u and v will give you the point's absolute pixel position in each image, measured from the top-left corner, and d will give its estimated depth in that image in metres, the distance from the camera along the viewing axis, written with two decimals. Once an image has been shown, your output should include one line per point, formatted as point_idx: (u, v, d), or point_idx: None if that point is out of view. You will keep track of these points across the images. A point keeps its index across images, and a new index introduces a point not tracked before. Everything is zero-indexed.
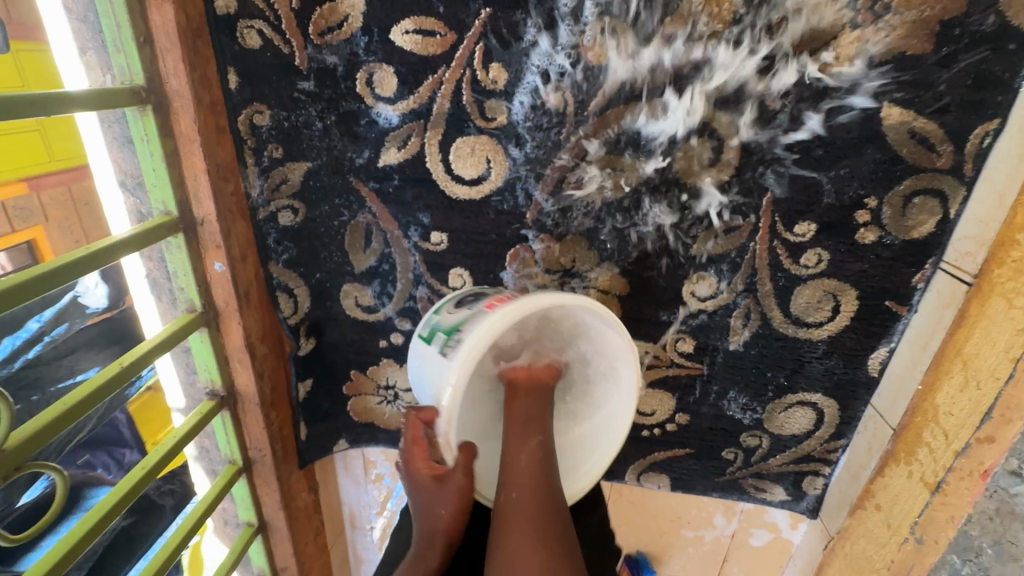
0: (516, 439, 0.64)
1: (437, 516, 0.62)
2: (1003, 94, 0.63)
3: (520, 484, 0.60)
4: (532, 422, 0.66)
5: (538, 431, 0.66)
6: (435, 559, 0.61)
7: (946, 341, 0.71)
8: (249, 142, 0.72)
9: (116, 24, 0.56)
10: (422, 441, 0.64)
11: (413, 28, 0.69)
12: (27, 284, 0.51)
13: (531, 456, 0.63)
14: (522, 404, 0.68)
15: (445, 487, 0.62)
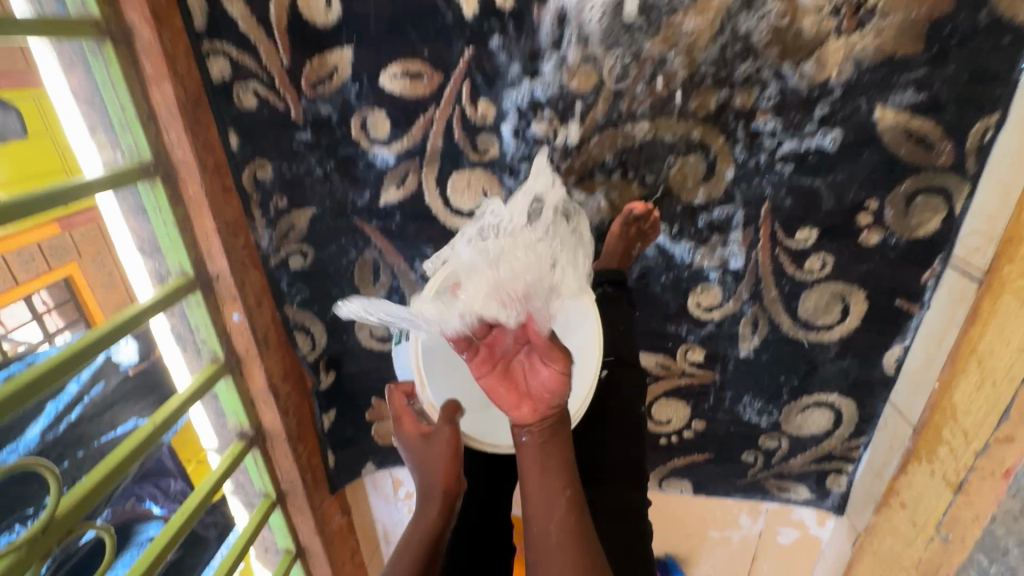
0: (541, 507, 0.54)
1: (432, 473, 0.65)
2: (1001, 88, 0.61)
3: (548, 555, 0.52)
4: (553, 478, 0.54)
5: (564, 488, 0.54)
6: (433, 513, 0.64)
7: (961, 338, 0.70)
8: (255, 197, 0.75)
9: (121, 107, 0.59)
10: (407, 410, 0.68)
11: (400, 72, 0.70)
12: (66, 362, 0.56)
13: (563, 523, 0.53)
14: (535, 454, 0.54)
15: (433, 443, 0.65)
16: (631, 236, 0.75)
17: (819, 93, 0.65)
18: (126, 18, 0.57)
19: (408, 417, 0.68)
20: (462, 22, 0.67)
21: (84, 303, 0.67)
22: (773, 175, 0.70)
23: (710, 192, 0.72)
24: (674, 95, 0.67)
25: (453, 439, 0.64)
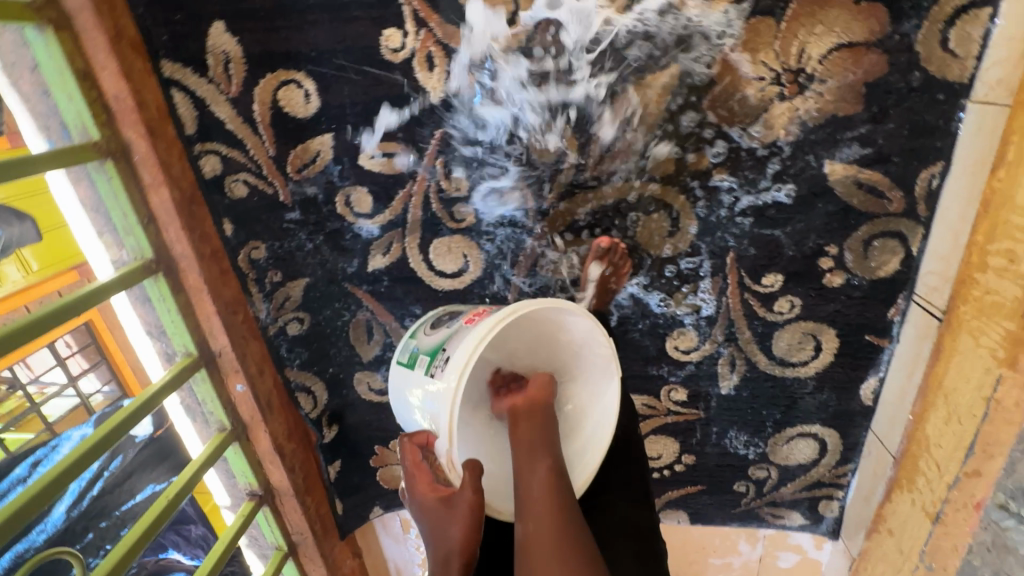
0: (527, 469, 0.64)
1: (449, 538, 0.61)
2: (941, 140, 0.65)
3: (534, 513, 0.60)
4: (536, 450, 0.66)
5: (544, 457, 0.65)
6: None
7: (928, 372, 0.72)
8: (251, 274, 0.80)
9: (123, 214, 0.65)
10: (421, 465, 0.66)
11: (378, 153, 0.76)
12: (97, 445, 0.64)
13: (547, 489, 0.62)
14: (521, 429, 0.68)
15: (454, 509, 0.62)
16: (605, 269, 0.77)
17: (770, 151, 0.68)
18: (124, 135, 0.62)
19: (423, 474, 0.66)
20: (431, 106, 0.72)
21: (103, 344, 0.77)
22: (734, 227, 0.74)
23: (676, 245, 0.76)
24: (635, 160, 0.71)
25: (474, 504, 0.61)
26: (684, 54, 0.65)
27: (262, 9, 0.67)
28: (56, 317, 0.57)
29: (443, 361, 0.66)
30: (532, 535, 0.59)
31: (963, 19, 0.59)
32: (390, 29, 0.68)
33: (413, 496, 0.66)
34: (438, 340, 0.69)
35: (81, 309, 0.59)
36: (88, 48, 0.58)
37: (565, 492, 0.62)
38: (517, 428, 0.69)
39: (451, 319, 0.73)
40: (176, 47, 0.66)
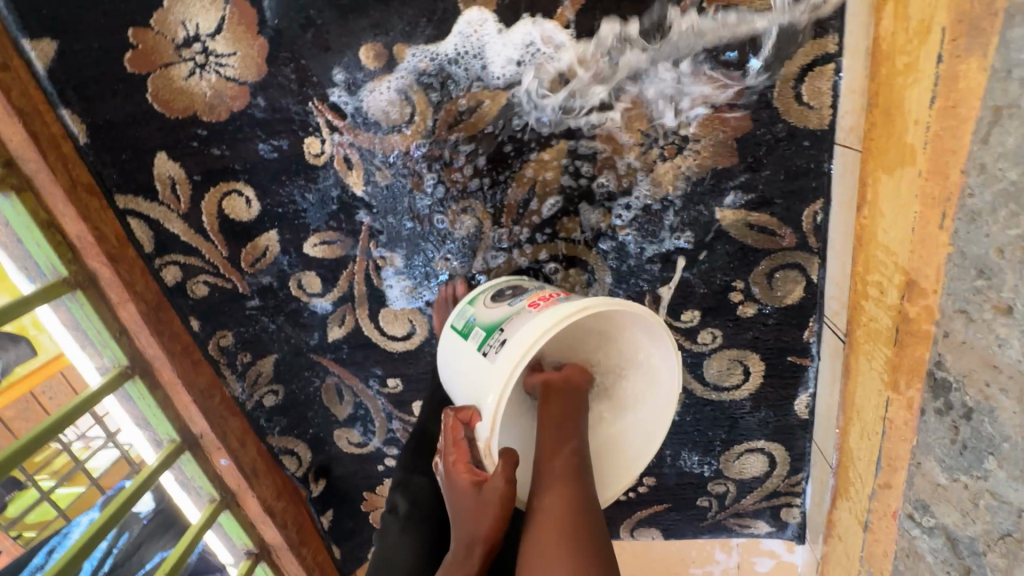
0: (550, 447, 0.56)
1: (476, 525, 0.55)
2: (817, 179, 0.69)
3: (547, 491, 0.53)
4: (563, 430, 0.57)
5: (571, 435, 0.57)
6: (469, 569, 0.55)
7: (844, 391, 0.77)
8: (223, 359, 0.89)
9: (98, 332, 0.75)
10: (461, 443, 0.57)
11: (319, 241, 0.83)
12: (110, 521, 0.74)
13: (566, 458, 0.55)
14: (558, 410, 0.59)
15: (484, 498, 0.55)
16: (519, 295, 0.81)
17: (664, 205, 0.74)
18: (89, 266, 0.73)
19: (462, 455, 0.57)
20: (357, 199, 0.79)
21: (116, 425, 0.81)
22: (646, 273, 0.79)
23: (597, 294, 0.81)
24: (547, 210, 0.76)
25: (508, 493, 0.54)
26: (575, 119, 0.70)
27: (197, 135, 0.75)
28: (61, 424, 0.69)
29: (498, 342, 0.59)
30: (542, 511, 0.52)
31: (812, 74, 0.64)
32: (310, 138, 0.76)
33: (443, 472, 0.58)
34: (499, 316, 0.61)
35: (79, 413, 0.71)
36: (50, 201, 0.69)
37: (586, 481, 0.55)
38: (545, 416, 0.59)
39: (515, 295, 0.65)
40: (126, 180, 0.75)
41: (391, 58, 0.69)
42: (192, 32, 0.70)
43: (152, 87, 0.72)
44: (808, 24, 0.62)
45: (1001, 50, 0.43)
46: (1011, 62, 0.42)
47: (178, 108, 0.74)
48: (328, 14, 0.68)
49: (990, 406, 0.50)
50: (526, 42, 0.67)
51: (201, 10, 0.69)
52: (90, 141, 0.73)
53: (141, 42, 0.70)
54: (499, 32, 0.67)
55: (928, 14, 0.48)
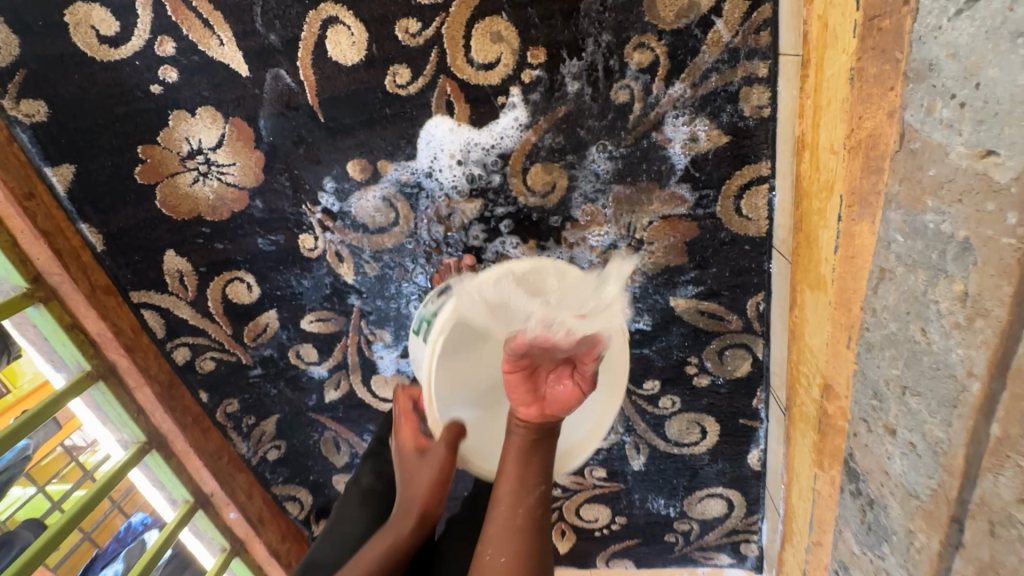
0: (512, 492, 0.58)
1: (415, 484, 0.63)
2: (758, 276, 0.78)
3: (501, 540, 0.56)
4: (531, 469, 0.59)
5: (537, 484, 0.59)
6: (406, 529, 0.61)
7: (787, 454, 0.86)
8: (229, 424, 0.97)
9: (118, 412, 0.84)
10: (410, 413, 0.70)
11: (315, 318, 0.92)
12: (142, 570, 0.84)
13: (529, 510, 0.57)
14: (520, 447, 0.60)
15: (426, 457, 0.64)
16: None
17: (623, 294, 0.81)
18: (108, 357, 0.81)
19: (407, 424, 0.69)
20: (348, 285, 0.88)
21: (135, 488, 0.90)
22: None
23: None
24: None
25: (447, 461, 0.62)
26: (541, 222, 0.77)
27: (202, 233, 0.83)
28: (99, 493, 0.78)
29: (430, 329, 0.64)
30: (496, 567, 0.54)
31: (749, 192, 0.71)
32: (304, 234, 0.84)
33: (396, 439, 0.69)
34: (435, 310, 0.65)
35: (109, 488, 0.80)
36: (73, 307, 0.77)
37: (541, 529, 0.57)
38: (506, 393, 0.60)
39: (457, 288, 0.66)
40: (139, 278, 0.83)
41: (375, 171, 0.77)
42: (195, 146, 0.78)
43: (160, 194, 0.79)
44: (744, 152, 0.69)
45: (882, 224, 0.51)
46: (890, 236, 0.50)
47: (185, 210, 0.81)
48: (316, 133, 0.75)
49: (884, 502, 0.59)
50: (493, 156, 0.74)
51: (203, 127, 0.76)
52: (106, 248, 0.80)
53: (149, 157, 0.77)
54: (473, 147, 0.74)
55: (830, 177, 0.56)
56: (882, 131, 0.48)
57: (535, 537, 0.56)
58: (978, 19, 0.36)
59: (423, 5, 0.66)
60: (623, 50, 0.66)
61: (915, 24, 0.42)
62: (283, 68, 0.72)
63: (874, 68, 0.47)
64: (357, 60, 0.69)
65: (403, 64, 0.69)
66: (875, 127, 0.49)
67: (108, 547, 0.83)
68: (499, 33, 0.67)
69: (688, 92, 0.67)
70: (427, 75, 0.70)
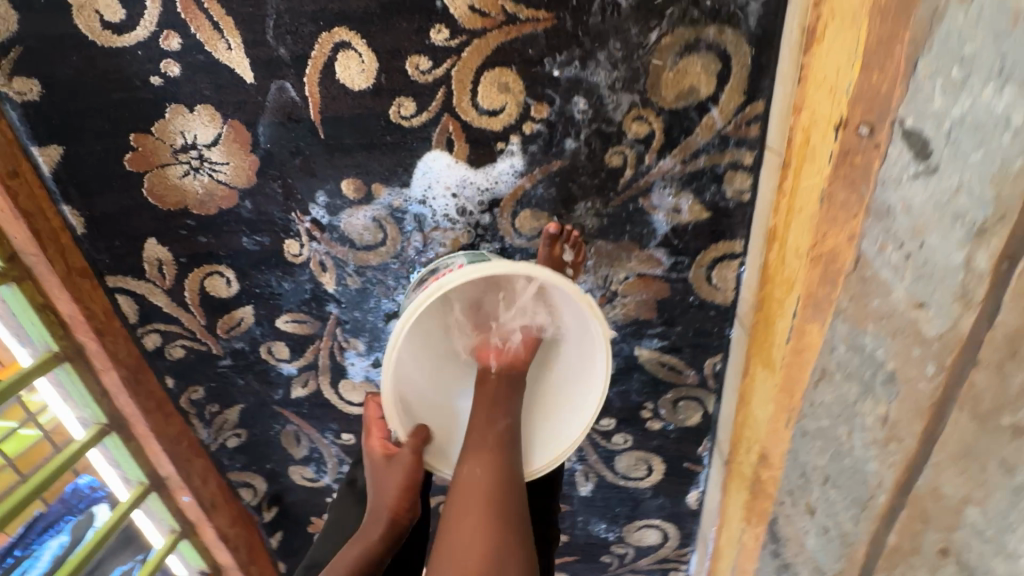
0: (482, 420, 0.64)
1: (384, 495, 0.67)
2: (718, 339, 0.83)
3: (476, 456, 0.61)
4: (497, 409, 0.65)
5: (504, 417, 0.64)
6: (375, 534, 0.67)
7: (722, 502, 0.92)
8: (192, 410, 0.98)
9: (81, 392, 0.84)
10: (378, 421, 0.73)
11: (291, 318, 0.93)
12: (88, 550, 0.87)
13: (497, 435, 0.62)
14: (489, 391, 0.67)
15: (393, 466, 0.67)
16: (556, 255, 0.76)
17: None
18: (77, 339, 0.82)
19: (377, 428, 0.72)
20: (328, 293, 0.89)
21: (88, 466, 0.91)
22: None
23: None
24: None
25: (413, 465, 0.66)
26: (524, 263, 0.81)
27: (186, 225, 0.83)
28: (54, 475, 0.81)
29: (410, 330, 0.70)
30: (465, 480, 0.59)
31: (721, 264, 0.76)
32: (290, 240, 0.85)
33: (366, 445, 0.72)
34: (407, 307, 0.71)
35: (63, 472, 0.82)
36: (47, 288, 0.78)
37: (512, 450, 0.62)
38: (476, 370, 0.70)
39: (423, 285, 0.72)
40: (117, 263, 0.83)
41: (369, 192, 0.78)
42: (189, 140, 0.77)
43: (148, 183, 0.79)
44: (722, 228, 0.73)
45: (828, 330, 0.56)
46: (834, 343, 0.56)
47: (171, 201, 0.81)
48: (315, 147, 0.76)
49: None
50: (486, 196, 0.76)
51: (199, 124, 0.76)
52: (87, 231, 0.80)
53: (140, 146, 0.76)
54: (469, 186, 0.76)
55: (791, 275, 0.61)
56: (839, 251, 0.53)
57: (507, 454, 0.61)
58: (931, 189, 0.41)
59: (436, 45, 0.67)
60: (622, 119, 0.68)
61: (882, 168, 0.46)
62: (289, 81, 0.72)
63: (841, 195, 0.51)
64: (365, 87, 0.70)
65: (409, 97, 0.70)
66: (835, 246, 0.53)
67: (52, 508, 0.84)
68: (507, 84, 0.68)
69: (679, 166, 0.70)
70: (431, 111, 0.71)
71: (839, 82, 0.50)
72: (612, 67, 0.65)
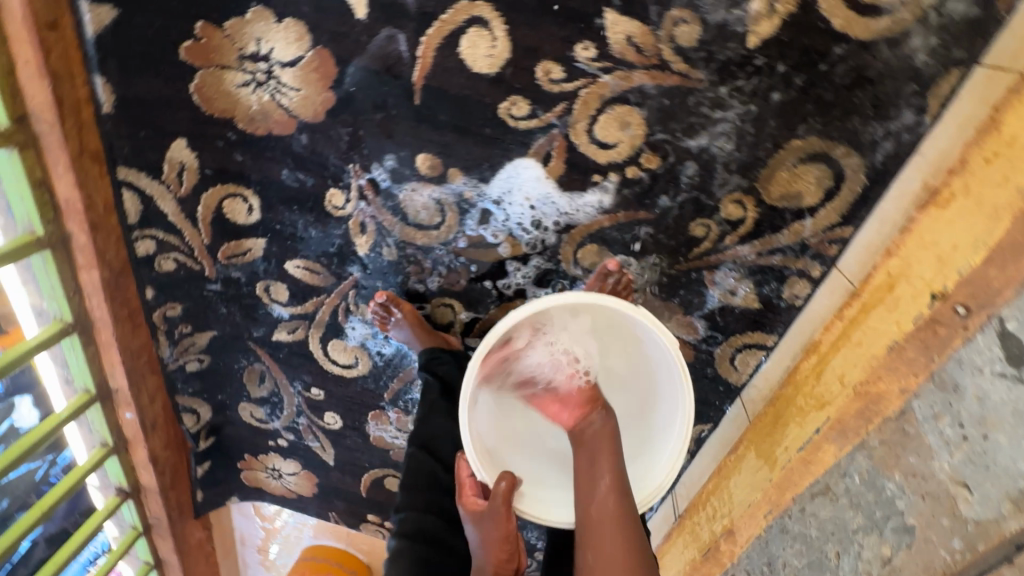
0: (587, 491, 0.65)
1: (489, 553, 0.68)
2: (713, 410, 0.88)
3: (600, 538, 0.61)
4: (601, 467, 0.66)
5: (604, 474, 0.65)
6: None
7: (659, 547, 1.00)
8: (162, 327, 0.90)
9: (52, 285, 0.74)
10: (471, 480, 0.72)
11: (303, 265, 0.86)
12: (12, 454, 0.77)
13: (605, 502, 0.63)
14: (594, 443, 0.70)
15: (492, 514, 0.67)
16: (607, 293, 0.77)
17: None
18: (66, 227, 0.71)
19: (469, 486, 0.72)
20: (356, 255, 0.84)
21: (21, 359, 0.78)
22: None
23: None
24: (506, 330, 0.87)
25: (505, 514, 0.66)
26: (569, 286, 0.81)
27: (225, 137, 0.74)
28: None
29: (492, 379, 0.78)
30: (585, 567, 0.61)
31: (746, 350, 0.80)
32: (336, 190, 0.78)
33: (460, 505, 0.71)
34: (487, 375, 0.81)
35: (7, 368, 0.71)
36: (50, 162, 0.66)
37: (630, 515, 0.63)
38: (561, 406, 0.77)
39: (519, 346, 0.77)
40: (135, 156, 0.72)
41: (443, 175, 0.73)
42: (263, 52, 0.68)
43: (198, 80, 0.69)
44: (763, 320, 0.77)
45: (847, 457, 0.61)
46: (848, 469, 0.61)
47: (217, 107, 0.72)
48: (402, 109, 0.70)
49: None
50: (561, 220, 0.75)
51: (282, 39, 0.67)
52: (113, 113, 0.69)
53: (204, 38, 0.66)
54: (550, 205, 0.74)
55: (825, 395, 0.66)
56: (886, 397, 0.57)
57: (627, 518, 0.62)
58: (1014, 395, 0.46)
59: (577, 60, 0.63)
60: (722, 197, 0.69)
61: (962, 349, 0.51)
62: (403, 34, 0.65)
63: (911, 353, 0.55)
64: (486, 73, 0.65)
65: (526, 99, 0.66)
66: (883, 391, 0.58)
67: None
68: (629, 124, 0.66)
69: (753, 256, 0.72)
70: (543, 120, 0.67)
71: (952, 258, 0.53)
72: (730, 148, 0.65)
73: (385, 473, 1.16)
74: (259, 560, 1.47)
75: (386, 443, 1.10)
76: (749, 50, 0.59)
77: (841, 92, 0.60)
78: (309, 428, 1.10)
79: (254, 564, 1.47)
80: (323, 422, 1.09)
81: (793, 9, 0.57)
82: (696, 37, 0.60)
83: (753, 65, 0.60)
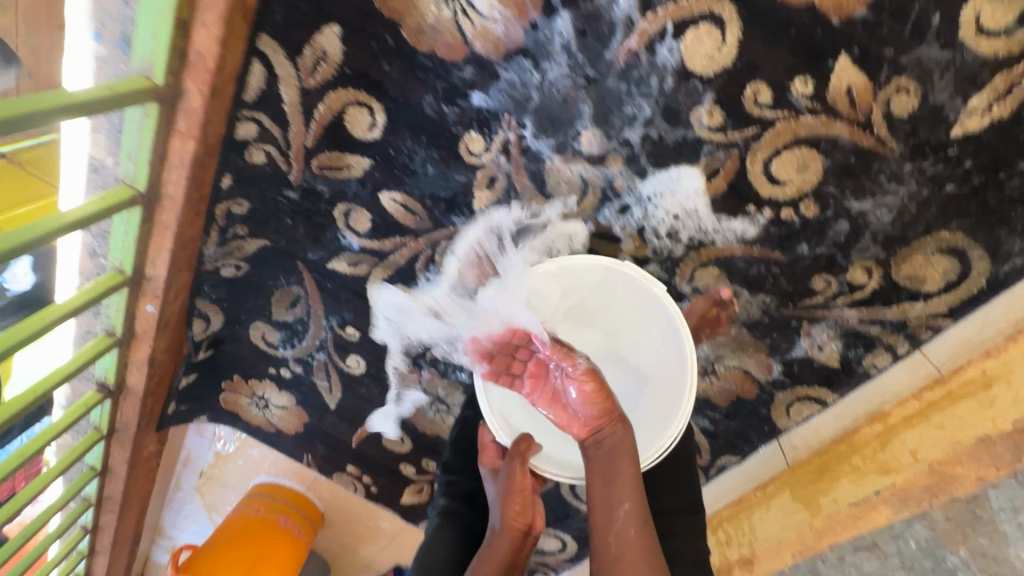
0: (604, 521, 0.66)
1: (507, 511, 0.73)
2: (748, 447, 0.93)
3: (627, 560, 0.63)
4: (614, 491, 0.66)
5: (622, 499, 0.66)
6: (500, 550, 0.71)
7: None
8: (219, 221, 0.79)
9: (137, 144, 0.62)
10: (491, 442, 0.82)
11: (400, 200, 0.78)
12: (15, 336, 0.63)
13: (625, 530, 0.64)
14: (598, 466, 0.69)
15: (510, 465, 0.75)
16: (707, 318, 0.77)
17: None
18: (183, 85, 0.59)
19: (491, 448, 0.81)
20: (467, 207, 0.78)
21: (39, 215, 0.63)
22: None
23: None
24: None
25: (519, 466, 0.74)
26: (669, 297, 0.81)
27: (383, 41, 0.65)
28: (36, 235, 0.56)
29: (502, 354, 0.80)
30: None
31: (802, 402, 0.84)
32: (477, 135, 0.72)
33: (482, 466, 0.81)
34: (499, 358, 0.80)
35: (58, 236, 0.57)
36: (197, 5, 0.54)
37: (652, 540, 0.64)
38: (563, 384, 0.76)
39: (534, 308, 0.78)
40: (283, 31, 0.64)
41: (602, 157, 0.71)
42: None
43: None
44: (833, 380, 0.81)
45: (902, 521, 0.68)
46: (901, 533, 0.68)
47: (390, 6, 0.63)
48: (591, 79, 0.66)
49: None
50: (697, 236, 0.75)
51: None
52: None
53: None
54: (694, 219, 0.73)
55: (892, 463, 0.73)
56: (957, 480, 0.65)
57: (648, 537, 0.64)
58: None
59: (791, 92, 0.63)
60: (856, 261, 0.72)
61: None
62: None
63: (999, 449, 0.62)
64: (698, 73, 0.63)
65: (722, 111, 0.65)
66: (959, 474, 0.65)
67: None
68: (807, 167, 0.67)
69: (854, 321, 0.77)
70: (728, 137, 0.66)
71: None
72: (883, 220, 0.68)
73: (385, 430, 1.10)
74: (193, 483, 1.34)
75: (402, 400, 1.04)
76: (949, 139, 0.62)
77: (1005, 203, 0.65)
78: (322, 366, 1.02)
79: (185, 485, 1.35)
80: (341, 363, 1.01)
81: (1004, 116, 0.60)
82: (909, 110, 0.61)
83: (944, 154, 0.63)
